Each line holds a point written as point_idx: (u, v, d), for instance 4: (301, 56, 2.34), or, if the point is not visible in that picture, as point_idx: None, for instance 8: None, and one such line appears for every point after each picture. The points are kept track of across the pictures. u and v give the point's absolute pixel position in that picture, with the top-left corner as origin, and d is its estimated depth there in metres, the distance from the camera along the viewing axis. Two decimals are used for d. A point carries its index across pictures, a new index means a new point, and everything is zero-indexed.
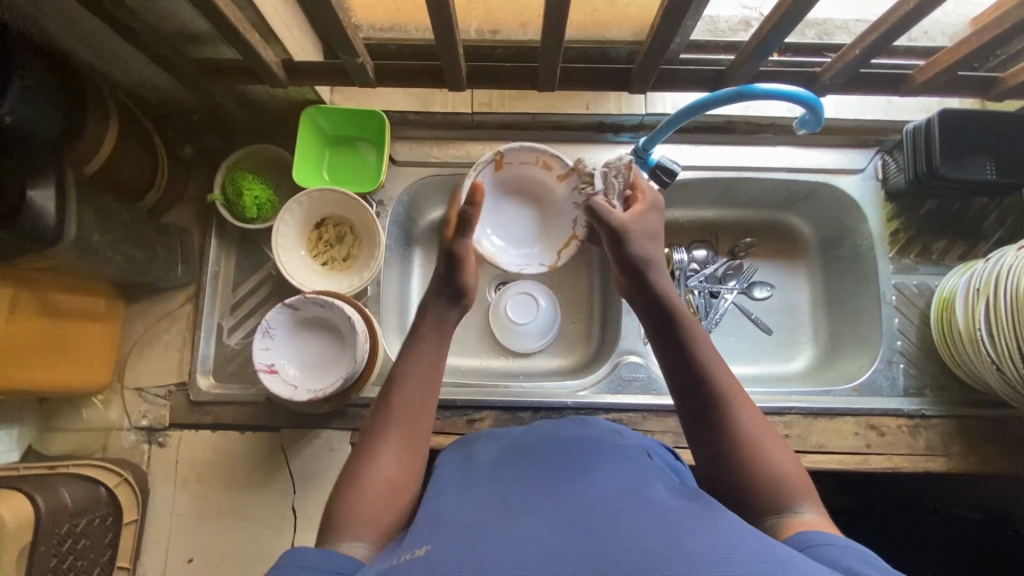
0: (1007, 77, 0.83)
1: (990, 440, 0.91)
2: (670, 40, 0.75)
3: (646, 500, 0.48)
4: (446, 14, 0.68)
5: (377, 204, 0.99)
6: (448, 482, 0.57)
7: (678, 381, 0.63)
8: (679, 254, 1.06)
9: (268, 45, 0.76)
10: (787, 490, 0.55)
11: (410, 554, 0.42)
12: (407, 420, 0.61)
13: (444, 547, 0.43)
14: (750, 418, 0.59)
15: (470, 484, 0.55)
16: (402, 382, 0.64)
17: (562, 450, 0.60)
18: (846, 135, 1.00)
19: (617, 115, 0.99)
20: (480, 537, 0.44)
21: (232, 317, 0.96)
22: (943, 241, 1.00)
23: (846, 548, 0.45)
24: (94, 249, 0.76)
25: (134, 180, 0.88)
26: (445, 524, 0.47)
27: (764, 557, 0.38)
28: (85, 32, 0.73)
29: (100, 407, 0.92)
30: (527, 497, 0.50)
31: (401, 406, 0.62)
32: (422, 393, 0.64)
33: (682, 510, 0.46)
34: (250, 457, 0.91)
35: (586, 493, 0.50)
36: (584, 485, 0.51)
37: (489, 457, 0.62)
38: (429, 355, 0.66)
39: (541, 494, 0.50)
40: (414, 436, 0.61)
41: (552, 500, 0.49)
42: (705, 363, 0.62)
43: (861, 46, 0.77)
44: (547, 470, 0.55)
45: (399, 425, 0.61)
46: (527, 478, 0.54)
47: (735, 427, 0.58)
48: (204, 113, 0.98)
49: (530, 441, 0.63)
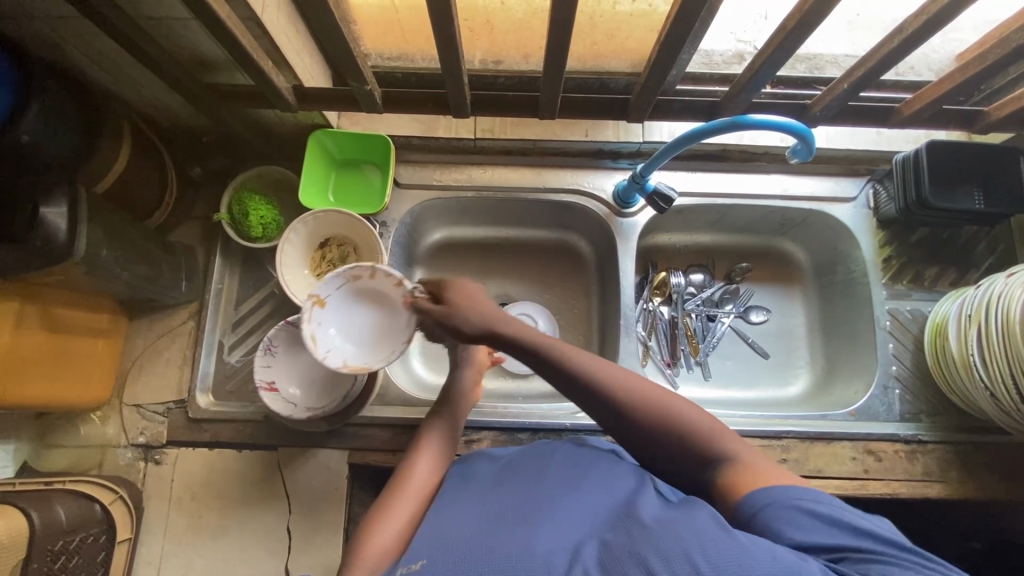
0: (991, 110, 0.86)
1: (986, 466, 0.91)
2: (666, 74, 0.78)
3: (631, 509, 0.51)
4: (453, 45, 0.72)
5: (380, 225, 1.01)
6: (451, 496, 0.60)
7: (585, 404, 0.64)
8: (676, 277, 1.10)
9: (280, 72, 0.79)
10: (721, 448, 0.60)
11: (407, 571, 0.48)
12: (411, 502, 0.68)
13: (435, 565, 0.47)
14: (654, 399, 0.62)
15: (468, 499, 0.58)
16: (410, 469, 0.72)
17: (553, 468, 0.62)
18: (838, 164, 1.03)
19: (615, 142, 1.02)
20: (469, 552, 0.48)
21: (234, 335, 0.97)
22: (935, 268, 1.02)
23: (788, 506, 0.52)
24: (101, 265, 0.77)
25: (144, 199, 0.90)
26: (439, 539, 0.52)
27: (733, 555, 0.41)
28: (104, 56, 0.76)
29: (97, 424, 0.92)
30: (520, 511, 0.53)
31: (412, 483, 0.70)
32: (423, 481, 0.71)
33: (664, 516, 0.49)
34: (247, 476, 0.90)
35: (578, 510, 0.53)
36: (575, 501, 0.54)
37: (486, 472, 0.65)
38: (421, 446, 0.76)
39: (535, 507, 0.54)
40: (414, 516, 0.66)
41: (542, 516, 0.52)
42: (599, 386, 0.62)
43: (849, 80, 0.80)
44: (540, 485, 0.58)
45: (403, 503, 0.67)
46: (521, 491, 0.58)
47: (647, 417, 0.61)
48: (214, 136, 1.01)
49: (524, 455, 0.66)
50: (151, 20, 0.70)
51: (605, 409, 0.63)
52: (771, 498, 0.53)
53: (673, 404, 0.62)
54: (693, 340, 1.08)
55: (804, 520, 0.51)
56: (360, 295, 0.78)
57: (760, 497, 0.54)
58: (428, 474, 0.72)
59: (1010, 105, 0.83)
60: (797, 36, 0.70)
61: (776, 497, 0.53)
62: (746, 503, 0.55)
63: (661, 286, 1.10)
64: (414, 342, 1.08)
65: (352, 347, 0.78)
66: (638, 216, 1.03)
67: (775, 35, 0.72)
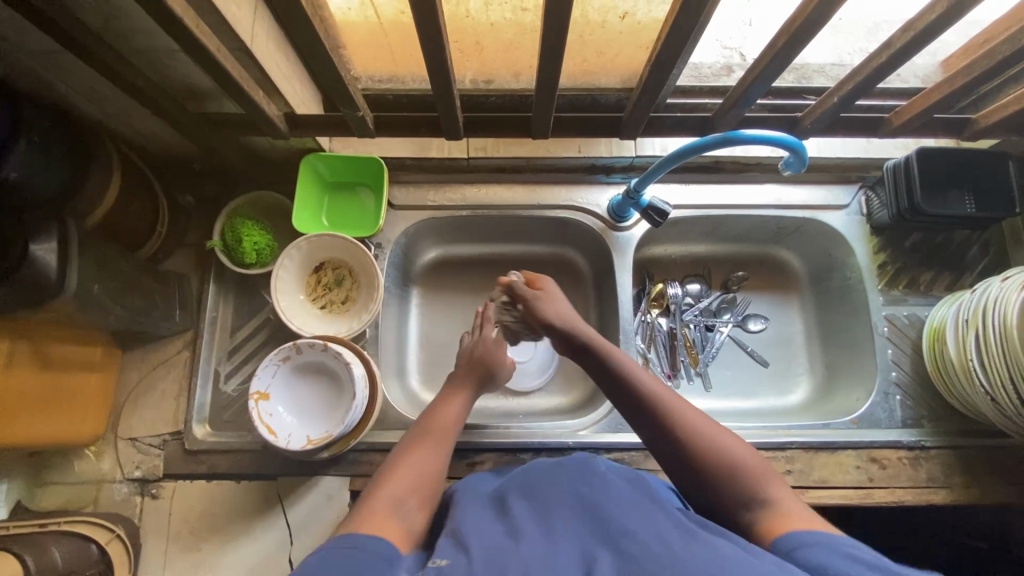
0: (979, 117, 0.87)
1: (990, 470, 0.91)
2: (658, 90, 0.78)
3: (645, 514, 0.56)
4: (443, 68, 0.72)
5: (375, 246, 1.00)
6: (470, 503, 0.64)
7: (643, 424, 0.72)
8: (673, 288, 1.09)
9: (271, 100, 0.79)
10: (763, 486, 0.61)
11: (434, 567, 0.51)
12: (429, 454, 0.71)
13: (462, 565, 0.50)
14: (712, 430, 0.68)
15: (492, 505, 0.62)
16: (429, 425, 0.76)
17: (564, 468, 0.65)
18: (829, 172, 1.04)
19: (608, 157, 1.02)
20: (495, 552, 0.52)
21: (230, 363, 0.96)
22: (929, 272, 1.02)
23: (827, 545, 0.52)
24: (93, 300, 0.76)
25: (135, 230, 0.89)
26: (461, 538, 0.55)
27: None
28: (92, 88, 0.75)
29: (92, 460, 0.90)
30: (543, 517, 0.57)
31: (427, 451, 0.72)
32: (441, 437, 0.75)
33: (678, 527, 0.53)
34: (246, 507, 0.89)
35: (590, 515, 0.56)
36: (587, 508, 0.58)
37: (490, 488, 0.68)
38: (439, 408, 0.80)
39: (551, 517, 0.57)
40: (432, 469, 0.69)
41: (563, 523, 0.56)
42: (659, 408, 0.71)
43: (839, 93, 0.80)
44: (554, 488, 0.61)
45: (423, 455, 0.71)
46: (533, 499, 0.61)
47: (695, 439, 0.67)
48: (205, 162, 1.00)
49: (535, 463, 0.70)
50: (139, 52, 0.69)
51: (661, 430, 0.70)
52: (813, 539, 0.53)
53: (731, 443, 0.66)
54: (692, 351, 1.08)
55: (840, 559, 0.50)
56: (306, 369, 0.84)
57: (794, 540, 0.54)
58: (445, 433, 0.76)
59: (997, 112, 0.84)
60: (787, 53, 0.70)
61: (816, 538, 0.53)
62: (777, 545, 0.55)
63: (659, 298, 1.10)
64: (412, 362, 1.07)
65: (305, 417, 0.83)
66: (633, 229, 1.03)
67: (765, 51, 0.73)
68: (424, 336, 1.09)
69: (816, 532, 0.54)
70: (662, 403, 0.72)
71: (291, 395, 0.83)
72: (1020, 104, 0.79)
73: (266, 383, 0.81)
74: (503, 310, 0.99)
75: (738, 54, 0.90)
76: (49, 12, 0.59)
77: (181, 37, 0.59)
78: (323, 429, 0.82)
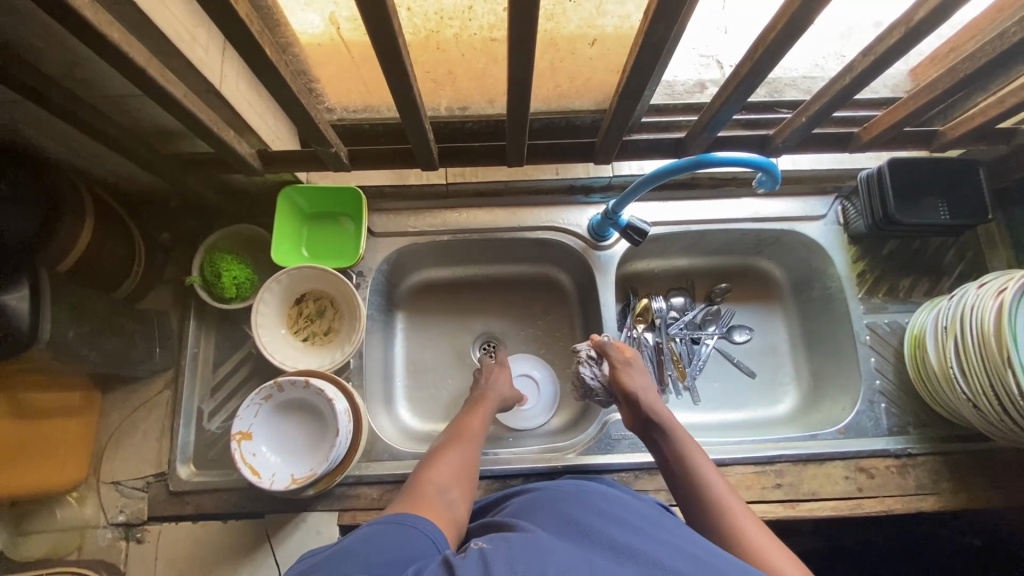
0: (946, 129, 0.88)
1: (976, 474, 0.92)
2: (630, 114, 0.79)
3: (663, 531, 0.57)
4: (414, 102, 0.72)
5: (357, 275, 1.00)
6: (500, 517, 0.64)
7: (684, 492, 0.74)
8: (658, 303, 1.09)
9: (243, 138, 0.78)
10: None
11: (476, 548, 0.51)
12: (461, 452, 0.76)
13: (503, 546, 0.50)
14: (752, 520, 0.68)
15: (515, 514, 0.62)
16: (465, 428, 0.82)
17: (584, 491, 0.66)
18: (805, 183, 1.05)
19: (585, 177, 1.03)
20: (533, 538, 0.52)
21: (213, 400, 0.94)
22: (908, 279, 1.03)
23: None
24: (68, 347, 0.75)
25: (113, 271, 0.88)
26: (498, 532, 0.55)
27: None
28: (62, 134, 0.74)
29: (74, 506, 0.89)
30: (569, 521, 0.57)
31: (465, 450, 0.77)
32: (471, 438, 0.80)
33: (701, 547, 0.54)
34: (234, 547, 0.87)
35: (617, 522, 0.57)
36: (623, 521, 0.58)
37: (528, 496, 0.67)
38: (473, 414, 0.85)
39: (591, 522, 0.57)
40: (466, 465, 0.74)
41: (591, 525, 0.56)
42: (704, 478, 0.74)
43: (807, 113, 0.82)
44: (577, 503, 0.62)
45: (457, 453, 0.76)
46: (573, 508, 0.60)
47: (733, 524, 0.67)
48: (182, 198, 0.99)
49: (555, 485, 0.71)
50: (107, 98, 0.69)
51: (698, 498, 0.72)
52: None
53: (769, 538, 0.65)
54: (680, 365, 1.08)
55: None
56: (291, 406, 0.84)
57: None
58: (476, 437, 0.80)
59: (964, 124, 0.85)
60: (754, 76, 0.71)
61: None
62: None
63: (643, 313, 1.10)
64: (400, 389, 1.06)
65: (290, 456, 0.82)
66: (614, 248, 1.03)
67: (732, 75, 0.74)
68: (410, 363, 1.08)
69: None
70: (709, 476, 0.74)
71: (274, 433, 0.82)
72: (985, 116, 0.81)
73: (248, 423, 0.80)
74: (583, 366, 0.93)
75: (715, 62, 0.89)
76: (10, 66, 0.58)
77: (146, 86, 0.59)
78: (308, 467, 0.81)
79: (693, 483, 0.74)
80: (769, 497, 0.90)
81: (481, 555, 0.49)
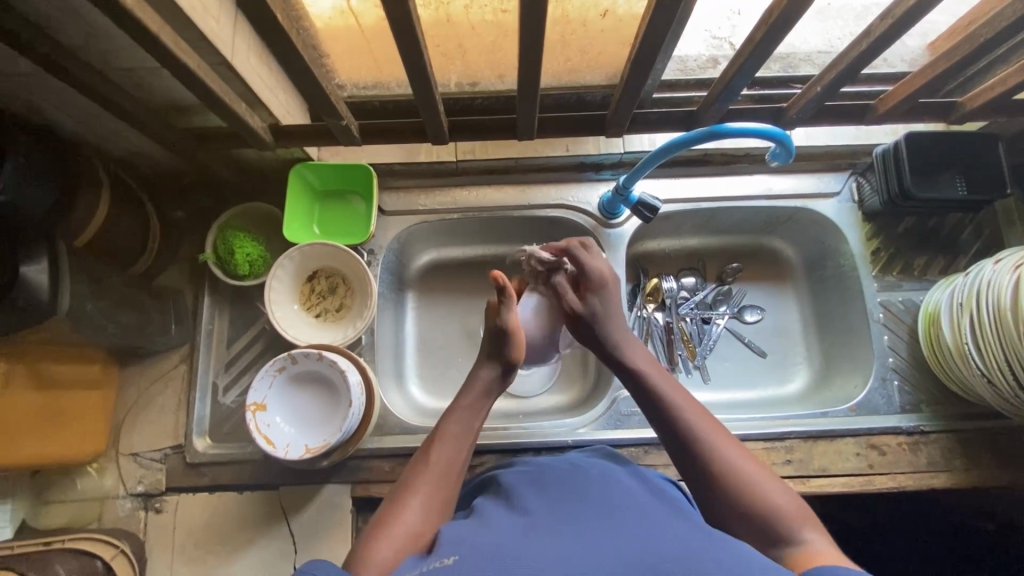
0: (965, 100, 0.87)
1: (990, 453, 0.91)
2: (641, 86, 0.78)
3: (661, 520, 0.53)
4: (426, 75, 0.72)
5: (368, 253, 1.01)
6: (487, 503, 0.61)
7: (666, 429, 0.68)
8: (668, 283, 1.09)
9: (255, 112, 0.79)
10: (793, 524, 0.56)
11: (437, 566, 0.47)
12: (436, 472, 0.65)
13: (469, 565, 0.46)
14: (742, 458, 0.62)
15: (497, 507, 0.59)
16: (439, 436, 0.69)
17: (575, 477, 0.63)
18: (819, 160, 1.04)
19: (596, 155, 1.03)
20: (505, 547, 0.48)
21: (227, 375, 0.96)
22: (923, 257, 1.02)
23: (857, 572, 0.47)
24: (87, 319, 0.76)
25: (128, 247, 0.89)
26: (472, 538, 0.51)
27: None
28: (78, 109, 0.75)
29: (95, 476, 0.91)
30: (552, 519, 0.53)
31: (439, 470, 0.65)
32: (445, 448, 0.68)
33: (703, 536, 0.50)
34: (250, 518, 0.89)
35: (606, 514, 0.54)
36: (600, 511, 0.54)
37: (499, 493, 0.62)
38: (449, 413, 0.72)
39: (575, 518, 0.53)
40: (439, 489, 0.63)
41: (577, 521, 0.52)
42: (685, 415, 0.67)
43: (822, 83, 0.80)
44: (565, 492, 0.59)
45: (431, 477, 0.64)
46: (546, 505, 0.56)
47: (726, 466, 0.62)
48: (195, 176, 1.00)
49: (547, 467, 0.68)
50: (121, 70, 0.70)
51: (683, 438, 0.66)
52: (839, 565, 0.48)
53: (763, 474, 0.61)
54: (690, 344, 1.08)
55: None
56: (305, 379, 0.85)
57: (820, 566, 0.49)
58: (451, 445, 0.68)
59: (983, 95, 0.83)
60: (768, 43, 0.69)
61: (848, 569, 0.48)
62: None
63: (653, 293, 1.10)
64: (411, 367, 1.07)
65: (305, 428, 0.83)
66: (625, 226, 1.03)
67: (745, 43, 0.72)
68: (421, 341, 1.09)
69: (840, 565, 0.49)
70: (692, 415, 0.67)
71: (289, 404, 0.83)
72: (1004, 86, 0.79)
73: (262, 394, 0.81)
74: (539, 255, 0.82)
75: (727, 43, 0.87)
76: (25, 35, 0.59)
77: (159, 55, 0.60)
78: (323, 437, 0.82)
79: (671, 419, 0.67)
80: (779, 473, 0.90)
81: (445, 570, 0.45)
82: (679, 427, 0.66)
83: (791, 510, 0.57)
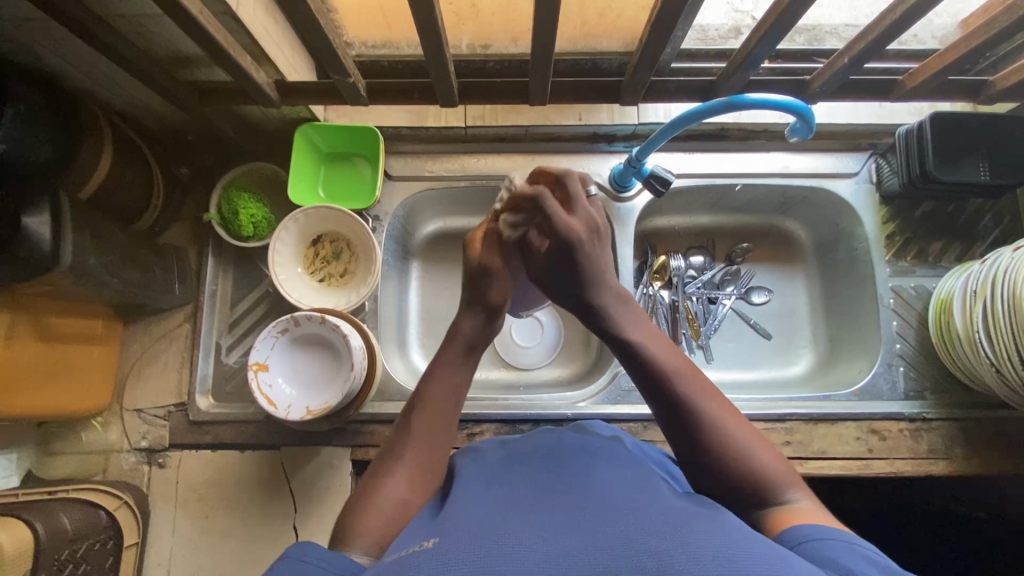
0: (997, 79, 0.83)
1: (992, 442, 0.91)
2: (659, 53, 0.75)
3: (654, 501, 0.51)
4: (436, 33, 0.69)
5: (373, 219, 0.99)
6: (472, 480, 0.60)
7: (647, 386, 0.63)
8: (677, 261, 1.07)
9: (259, 66, 0.76)
10: (777, 483, 0.55)
11: (418, 548, 0.44)
12: (423, 444, 0.63)
13: (448, 548, 0.43)
14: (724, 412, 0.60)
15: (481, 488, 0.57)
16: (422, 403, 0.66)
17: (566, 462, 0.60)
18: (838, 139, 1.01)
19: (610, 125, 0.99)
20: (488, 529, 0.46)
21: (231, 336, 0.96)
22: (939, 242, 1.00)
23: (846, 545, 0.46)
24: (90, 273, 0.76)
25: (130, 203, 0.88)
26: (455, 522, 0.49)
27: (765, 557, 0.39)
28: (79, 58, 0.73)
29: (99, 430, 0.92)
30: (539, 504, 0.51)
31: (425, 446, 0.63)
32: (430, 418, 0.65)
33: (694, 514, 0.47)
34: (250, 477, 0.91)
35: (597, 496, 0.51)
36: (589, 496, 0.52)
37: (487, 470, 0.62)
38: (431, 377, 0.68)
39: (562, 504, 0.50)
40: (428, 461, 0.62)
41: (563, 506, 0.50)
42: (671, 373, 0.62)
43: (849, 54, 0.76)
44: (553, 477, 0.57)
45: (416, 451, 0.63)
46: (535, 492, 0.54)
47: (711, 424, 0.59)
48: (198, 133, 0.98)
49: (537, 449, 0.66)
50: (122, 17, 0.67)
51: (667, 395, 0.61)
52: (825, 535, 0.47)
53: (748, 436, 0.59)
54: (694, 323, 1.07)
55: (856, 558, 0.44)
56: (307, 342, 0.85)
57: (798, 532, 0.49)
58: (436, 415, 0.65)
59: (1016, 73, 0.80)
60: (796, 8, 0.66)
61: (833, 535, 0.47)
62: (780, 537, 0.50)
63: (660, 271, 1.08)
64: (413, 335, 1.07)
65: (307, 392, 0.83)
66: (635, 200, 1.01)
67: (771, 9, 0.69)
68: (423, 309, 1.09)
69: (825, 527, 0.49)
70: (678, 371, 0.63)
71: (292, 366, 0.84)
72: None
73: (263, 354, 0.81)
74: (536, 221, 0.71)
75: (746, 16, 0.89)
76: None
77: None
78: (324, 400, 0.82)
79: (659, 382, 0.62)
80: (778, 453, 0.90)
81: (422, 555, 0.43)
82: (674, 383, 0.62)
83: (774, 469, 0.57)
